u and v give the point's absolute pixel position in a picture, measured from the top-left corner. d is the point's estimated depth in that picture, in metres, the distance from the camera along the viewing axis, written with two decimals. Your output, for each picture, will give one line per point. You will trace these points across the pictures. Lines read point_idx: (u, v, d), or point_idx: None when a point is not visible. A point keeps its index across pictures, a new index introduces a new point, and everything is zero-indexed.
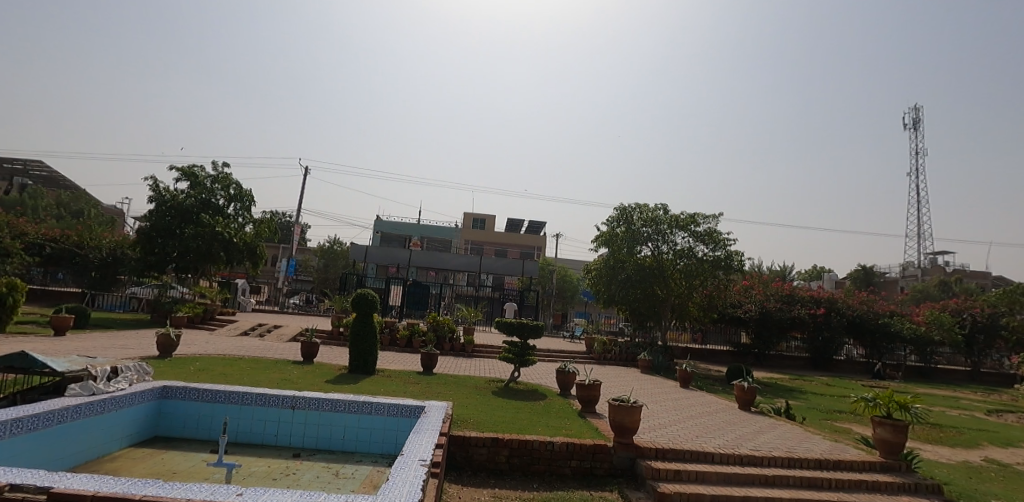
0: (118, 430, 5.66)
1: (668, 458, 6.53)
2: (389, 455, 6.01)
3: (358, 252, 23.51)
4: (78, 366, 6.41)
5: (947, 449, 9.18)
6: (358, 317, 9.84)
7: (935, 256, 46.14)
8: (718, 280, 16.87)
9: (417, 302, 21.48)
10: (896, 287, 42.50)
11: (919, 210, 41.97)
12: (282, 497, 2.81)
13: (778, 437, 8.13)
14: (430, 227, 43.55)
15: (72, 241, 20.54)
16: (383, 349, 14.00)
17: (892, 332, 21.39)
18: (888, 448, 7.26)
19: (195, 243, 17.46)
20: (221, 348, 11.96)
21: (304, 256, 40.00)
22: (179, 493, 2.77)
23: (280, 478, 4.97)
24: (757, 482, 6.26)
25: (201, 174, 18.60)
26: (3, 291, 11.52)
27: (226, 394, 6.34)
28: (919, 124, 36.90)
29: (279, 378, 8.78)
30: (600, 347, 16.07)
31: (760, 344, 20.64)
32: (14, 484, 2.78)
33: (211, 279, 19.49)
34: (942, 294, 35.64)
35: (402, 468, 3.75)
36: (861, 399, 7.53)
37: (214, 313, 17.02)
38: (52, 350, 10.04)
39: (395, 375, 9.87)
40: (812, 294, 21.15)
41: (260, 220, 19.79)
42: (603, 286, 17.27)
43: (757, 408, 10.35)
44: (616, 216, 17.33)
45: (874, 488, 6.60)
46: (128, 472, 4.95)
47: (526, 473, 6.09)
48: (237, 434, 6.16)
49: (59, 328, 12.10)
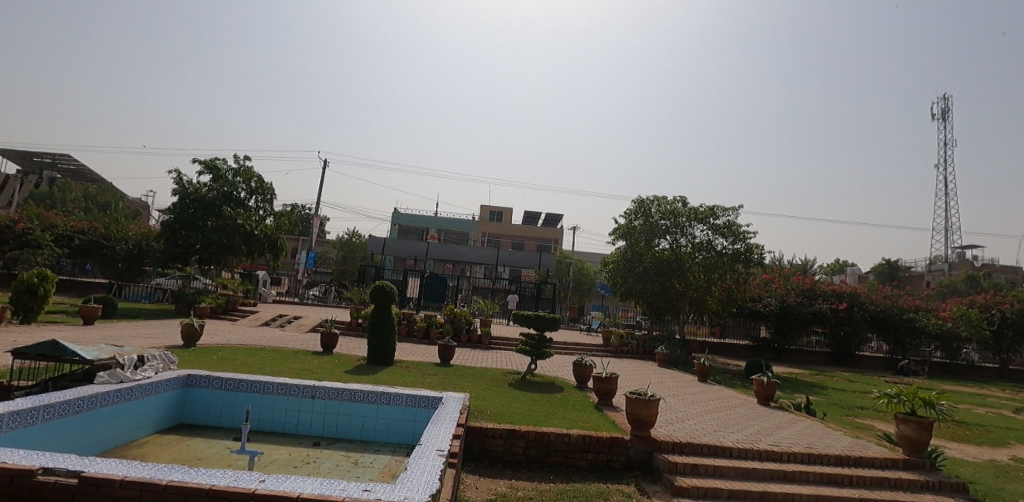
0: (144, 416, 5.81)
1: (685, 453, 6.49)
2: (407, 445, 6.10)
3: (377, 244, 23.79)
4: (106, 354, 6.57)
5: (973, 447, 8.98)
6: (376, 308, 9.92)
7: (964, 250, 45.02)
8: (737, 273, 16.60)
9: (434, 294, 21.60)
10: (922, 282, 41.58)
11: (946, 204, 40.96)
12: (304, 485, 2.85)
13: (798, 433, 8.01)
14: (446, 220, 43.77)
15: (99, 233, 20.87)
16: (401, 341, 14.22)
17: (917, 327, 20.92)
18: (911, 446, 7.13)
19: (217, 235, 17.77)
20: (242, 338, 12.18)
21: (323, 249, 40.65)
22: (204, 479, 2.82)
23: (301, 466, 5.07)
24: (777, 478, 6.19)
25: (223, 167, 18.98)
26: (34, 281, 11.77)
27: (247, 384, 6.46)
28: (948, 114, 35.73)
29: (299, 368, 8.94)
30: (617, 340, 16.07)
31: (780, 338, 20.34)
32: (47, 468, 2.88)
33: (233, 271, 19.83)
34: (970, 289, 34.73)
35: (420, 457, 3.79)
36: (884, 395, 7.38)
37: (236, 304, 17.43)
38: (82, 339, 10.34)
39: (412, 367, 9.98)
40: (833, 288, 20.83)
41: (281, 213, 20.04)
42: (620, 279, 17.17)
43: (776, 403, 10.23)
44: (634, 209, 17.20)
45: (896, 486, 6.50)
46: (154, 458, 5.09)
47: (542, 465, 6.12)
48: (259, 422, 6.30)
49: (88, 317, 12.43)
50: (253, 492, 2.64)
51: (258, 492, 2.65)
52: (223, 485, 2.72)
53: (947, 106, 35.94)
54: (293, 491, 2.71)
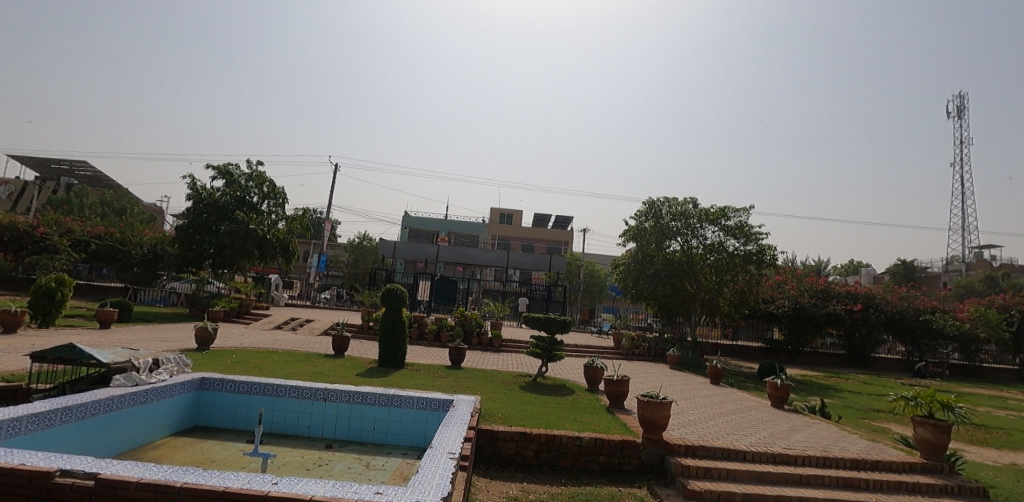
0: (159, 419, 5.89)
1: (698, 455, 6.42)
2: (418, 448, 6.11)
3: (387, 247, 23.88)
4: (122, 357, 6.64)
5: (993, 451, 8.81)
6: (387, 311, 9.95)
7: (982, 250, 44.22)
8: (749, 274, 16.46)
9: (445, 296, 21.69)
10: (938, 283, 40.94)
11: (962, 203, 40.34)
12: (316, 487, 2.87)
13: (812, 436, 7.92)
14: (456, 223, 43.95)
15: (115, 238, 21.13)
16: (412, 343, 14.29)
17: (933, 328, 20.59)
18: (929, 449, 7.00)
19: (230, 239, 17.96)
20: (256, 341, 12.28)
21: (334, 253, 40.97)
22: (218, 481, 2.84)
23: (313, 468, 5.10)
24: (790, 481, 6.13)
25: (236, 172, 19.21)
26: (52, 285, 11.94)
27: (260, 386, 6.52)
28: (964, 111, 35.15)
29: (311, 370, 9.01)
30: (628, 342, 15.99)
31: (793, 340, 20.15)
32: (64, 470, 2.92)
33: (245, 274, 20.03)
34: (988, 289, 34.13)
35: (431, 460, 3.80)
36: (901, 398, 7.26)
37: (249, 308, 17.61)
38: (98, 343, 10.51)
39: (423, 369, 10.00)
40: (848, 289, 20.59)
41: (292, 217, 20.21)
42: (631, 281, 17.11)
43: (791, 406, 10.12)
44: (644, 210, 17.13)
45: (914, 490, 6.39)
46: (169, 459, 5.15)
47: (553, 468, 6.10)
48: (272, 425, 6.34)
49: (105, 321, 12.64)
50: (266, 494, 2.66)
51: (271, 494, 2.66)
52: (237, 487, 2.74)
53: (962, 103, 35.35)
54: (305, 493, 2.72)
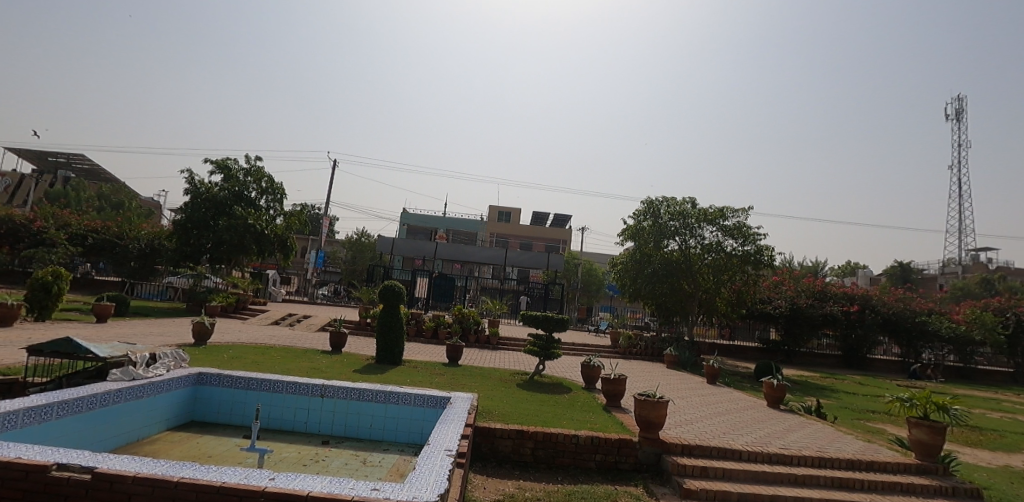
0: (156, 414, 5.87)
1: (694, 455, 6.44)
2: (415, 445, 6.12)
3: (385, 244, 23.78)
4: (119, 351, 6.60)
5: (987, 453, 8.86)
6: (384, 308, 9.94)
7: (979, 253, 44.40)
8: (747, 275, 16.53)
9: (443, 293, 21.70)
10: (935, 285, 41.04)
11: (960, 206, 40.46)
12: (314, 483, 2.87)
13: (808, 436, 7.95)
14: (455, 220, 43.93)
15: (112, 232, 21.05)
16: (409, 340, 14.32)
17: (929, 330, 20.70)
18: (924, 450, 7.01)
19: (228, 234, 17.93)
20: (253, 337, 12.24)
21: (332, 249, 40.93)
22: (215, 476, 2.84)
23: (310, 464, 5.10)
24: (786, 480, 6.16)
25: (234, 167, 19.15)
26: (49, 278, 11.91)
27: (258, 382, 6.51)
28: (962, 114, 35.28)
29: (309, 367, 9.00)
30: (625, 341, 16.01)
31: (790, 340, 20.21)
32: (61, 464, 2.92)
33: (243, 270, 19.99)
34: (984, 292, 34.30)
35: (429, 457, 3.80)
36: (896, 399, 7.29)
37: (246, 303, 17.56)
38: (95, 337, 10.49)
39: (421, 367, 10.00)
40: (845, 290, 20.66)
41: (291, 212, 20.16)
42: (629, 280, 17.12)
43: (787, 406, 10.15)
44: (643, 210, 17.14)
45: (909, 490, 6.42)
46: (166, 454, 5.14)
47: (550, 465, 6.12)
48: (269, 420, 6.35)
49: (101, 316, 12.59)
50: (264, 490, 2.65)
51: (268, 490, 2.65)
52: (235, 483, 2.74)
53: (961, 106, 35.53)
54: (303, 489, 2.72)
